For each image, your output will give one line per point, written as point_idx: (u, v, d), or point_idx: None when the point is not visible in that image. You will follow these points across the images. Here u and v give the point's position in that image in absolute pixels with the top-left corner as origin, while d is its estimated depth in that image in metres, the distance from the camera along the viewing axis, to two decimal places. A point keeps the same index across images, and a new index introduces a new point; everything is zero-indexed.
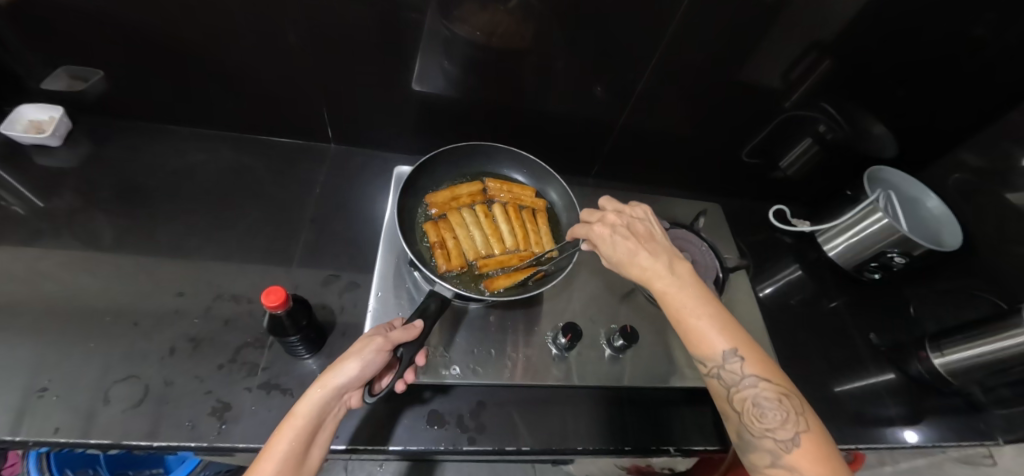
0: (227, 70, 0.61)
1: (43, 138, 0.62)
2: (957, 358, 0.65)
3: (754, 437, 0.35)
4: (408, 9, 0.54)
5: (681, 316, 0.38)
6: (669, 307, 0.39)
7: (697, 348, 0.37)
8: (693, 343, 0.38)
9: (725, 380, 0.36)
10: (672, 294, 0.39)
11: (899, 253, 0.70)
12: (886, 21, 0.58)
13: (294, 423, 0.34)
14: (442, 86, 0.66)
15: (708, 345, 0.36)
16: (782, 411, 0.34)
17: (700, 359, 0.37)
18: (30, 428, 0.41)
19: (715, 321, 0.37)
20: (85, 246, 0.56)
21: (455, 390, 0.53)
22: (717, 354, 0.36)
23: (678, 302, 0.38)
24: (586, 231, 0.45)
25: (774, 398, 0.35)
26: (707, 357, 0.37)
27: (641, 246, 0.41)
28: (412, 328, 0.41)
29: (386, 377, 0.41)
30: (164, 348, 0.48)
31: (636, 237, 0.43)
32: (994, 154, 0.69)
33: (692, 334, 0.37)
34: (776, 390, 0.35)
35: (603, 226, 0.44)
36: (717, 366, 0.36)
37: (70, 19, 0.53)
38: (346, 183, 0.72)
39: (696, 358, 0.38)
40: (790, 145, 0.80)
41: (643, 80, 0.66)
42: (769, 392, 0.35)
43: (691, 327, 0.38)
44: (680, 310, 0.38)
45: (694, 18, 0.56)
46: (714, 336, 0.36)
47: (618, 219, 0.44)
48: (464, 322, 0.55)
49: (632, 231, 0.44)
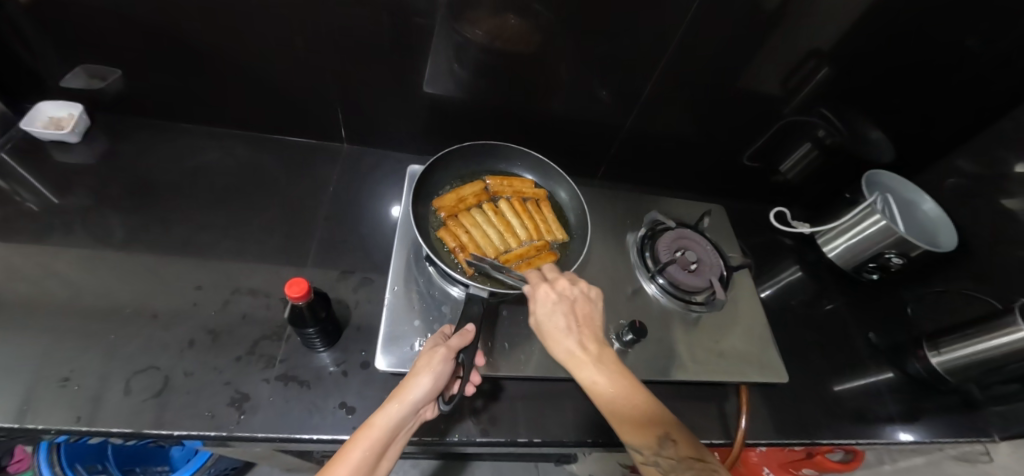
0: (242, 69, 0.63)
1: (63, 135, 0.63)
2: (954, 357, 0.66)
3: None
4: (423, 13, 0.56)
5: (610, 409, 0.38)
6: (598, 400, 0.39)
7: (632, 439, 0.38)
8: (629, 434, 0.38)
9: (662, 466, 0.37)
10: (601, 384, 0.39)
11: (897, 254, 0.72)
12: (881, 31, 0.61)
13: (372, 434, 0.34)
14: (453, 89, 0.68)
15: (641, 434, 0.37)
16: None
17: (637, 448, 0.38)
18: (53, 417, 0.42)
19: (642, 413, 0.38)
20: (102, 241, 0.57)
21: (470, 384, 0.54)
22: (652, 441, 0.37)
23: (607, 393, 0.39)
24: (534, 290, 0.45)
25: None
26: (645, 445, 0.38)
27: (576, 331, 0.42)
28: (467, 333, 0.42)
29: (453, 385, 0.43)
30: (184, 340, 0.49)
31: (575, 315, 0.43)
32: (988, 160, 0.71)
33: (625, 426, 0.38)
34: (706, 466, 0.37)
35: (550, 290, 0.44)
36: (652, 453, 0.37)
37: (90, 18, 0.55)
38: (358, 182, 0.73)
39: (631, 447, 0.38)
40: (790, 150, 0.82)
41: (648, 85, 0.68)
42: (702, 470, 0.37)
43: (624, 414, 0.38)
44: (609, 403, 0.38)
45: (698, 26, 0.59)
46: (643, 426, 0.37)
47: (569, 290, 0.45)
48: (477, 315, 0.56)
49: (575, 308, 0.44)
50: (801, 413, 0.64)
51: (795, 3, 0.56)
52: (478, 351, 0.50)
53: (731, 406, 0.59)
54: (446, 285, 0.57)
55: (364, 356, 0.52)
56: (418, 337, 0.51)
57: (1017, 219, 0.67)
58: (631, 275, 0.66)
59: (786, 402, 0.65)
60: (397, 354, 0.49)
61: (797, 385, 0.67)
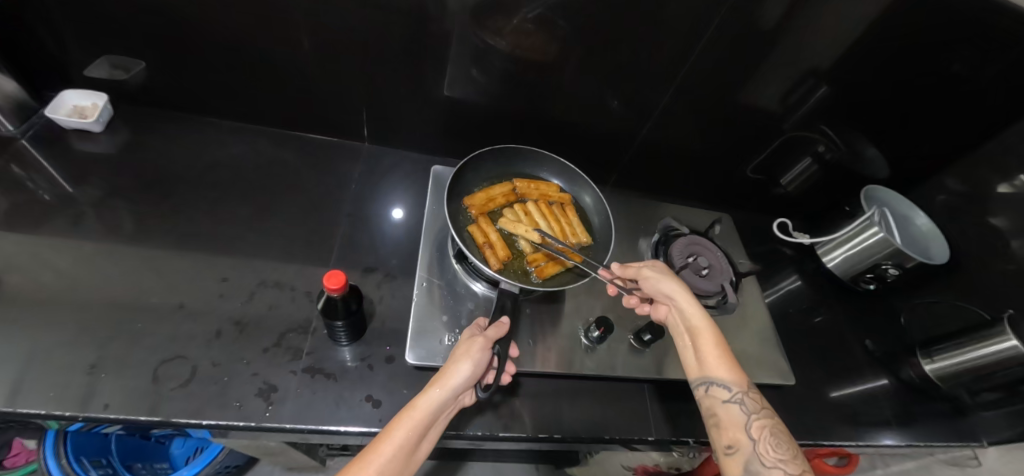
0: (266, 66, 0.64)
1: (87, 124, 0.63)
2: (945, 364, 0.71)
3: (767, 464, 0.39)
4: (450, 19, 0.58)
5: (706, 346, 0.47)
6: (703, 339, 0.47)
7: (724, 376, 0.44)
8: (727, 371, 0.44)
9: (744, 406, 0.43)
10: (709, 331, 0.48)
11: (893, 265, 0.75)
12: (878, 53, 0.65)
13: (415, 416, 0.36)
14: (473, 93, 0.70)
15: (733, 374, 0.44)
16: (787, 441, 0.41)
17: (726, 386, 0.44)
18: (82, 404, 0.42)
19: (735, 361, 0.46)
20: (122, 232, 0.57)
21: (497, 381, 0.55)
22: (741, 383, 0.44)
23: (712, 338, 0.47)
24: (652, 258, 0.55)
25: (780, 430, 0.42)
26: (737, 384, 0.44)
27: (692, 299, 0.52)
28: (502, 325, 0.45)
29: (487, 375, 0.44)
30: (211, 331, 0.50)
31: None
32: (975, 180, 0.76)
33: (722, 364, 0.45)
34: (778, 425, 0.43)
35: None
36: (738, 394, 0.43)
37: (118, 10, 0.55)
38: (378, 181, 0.75)
39: (723, 384, 0.44)
40: (792, 163, 0.86)
41: (661, 97, 0.71)
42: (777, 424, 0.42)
43: (727, 359, 0.46)
44: (712, 345, 0.46)
45: (710, 43, 0.62)
46: (736, 371, 0.45)
47: None
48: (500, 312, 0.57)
49: None
50: (801, 415, 0.67)
51: (799, 25, 0.60)
52: (512, 341, 0.52)
53: None
54: (469, 282, 0.58)
55: (389, 350, 0.53)
56: (445, 332, 0.52)
57: (1001, 235, 0.71)
58: None
59: (788, 405, 0.67)
60: (425, 348, 0.50)
61: (798, 390, 0.70)
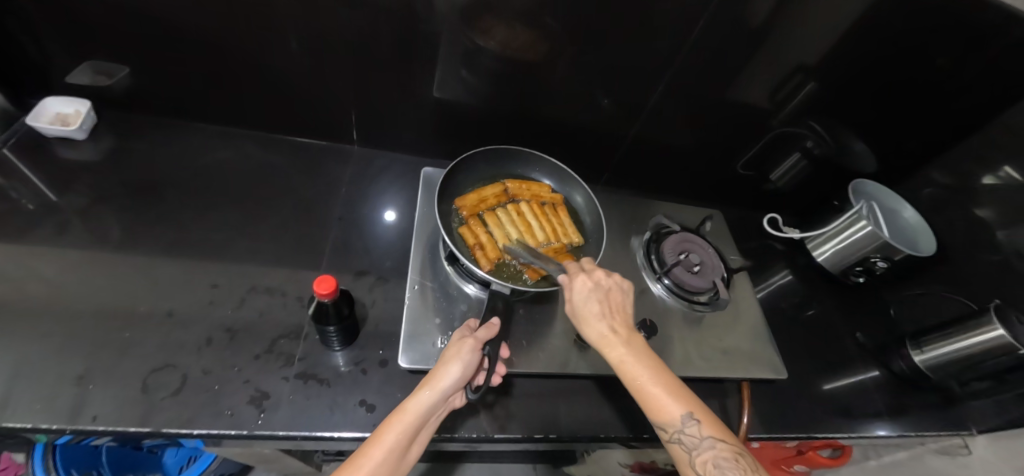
0: (253, 69, 0.63)
1: (70, 131, 0.62)
2: (935, 355, 0.70)
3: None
4: (438, 20, 0.58)
5: (638, 387, 0.41)
6: (628, 379, 0.41)
7: (658, 416, 0.39)
8: (652, 411, 0.39)
9: (686, 444, 0.38)
10: (633, 363, 0.41)
11: (881, 258, 0.76)
12: (864, 49, 0.66)
13: (405, 419, 0.35)
14: (462, 94, 0.69)
15: (667, 410, 0.39)
16: (739, 469, 0.37)
17: (661, 426, 0.39)
18: (70, 416, 0.41)
19: (669, 388, 0.40)
20: (107, 240, 0.56)
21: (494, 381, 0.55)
22: (676, 419, 0.38)
23: (637, 371, 0.41)
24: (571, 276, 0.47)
25: (731, 457, 0.37)
26: (667, 423, 0.39)
27: (608, 317, 0.44)
28: (492, 326, 0.45)
29: (478, 376, 0.44)
30: (202, 338, 0.50)
31: (606, 306, 0.45)
32: (960, 172, 0.77)
33: (652, 403, 0.39)
34: (731, 449, 0.38)
35: (582, 278, 0.46)
36: (677, 431, 0.38)
37: (100, 15, 0.55)
38: (369, 184, 0.74)
39: (656, 425, 0.39)
40: (781, 159, 0.87)
41: (650, 95, 0.71)
42: (725, 452, 0.37)
43: (651, 394, 0.40)
44: (640, 381, 0.40)
45: (697, 41, 0.62)
46: (670, 403, 0.39)
47: (603, 279, 0.47)
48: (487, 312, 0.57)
49: (610, 299, 0.46)
50: (794, 409, 0.67)
51: (785, 22, 0.61)
52: (505, 344, 0.53)
53: (733, 404, 0.62)
54: (461, 284, 0.58)
55: (382, 354, 0.53)
56: (438, 335, 0.52)
57: (986, 226, 0.72)
58: (637, 278, 0.68)
59: (781, 399, 0.68)
60: (418, 351, 0.50)
61: (791, 383, 0.71)
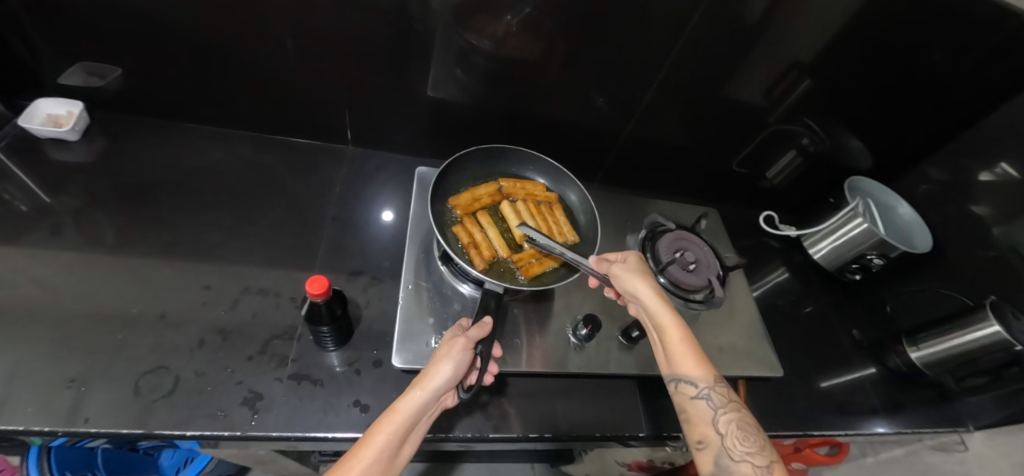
0: (246, 70, 0.63)
1: (62, 132, 0.62)
2: (932, 352, 0.70)
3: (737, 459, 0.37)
4: (431, 20, 0.57)
5: (672, 344, 0.45)
6: (670, 334, 0.46)
7: (694, 369, 0.43)
8: (691, 364, 0.43)
9: (712, 400, 0.41)
10: (681, 322, 0.47)
11: (877, 255, 0.77)
12: (859, 46, 0.66)
13: (396, 419, 0.35)
14: (457, 93, 0.69)
15: (700, 368, 0.43)
16: (755, 435, 0.39)
17: (691, 380, 0.42)
18: (60, 419, 0.41)
19: (703, 353, 0.45)
20: (99, 242, 0.56)
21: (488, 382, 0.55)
22: (709, 378, 0.42)
23: (683, 328, 0.46)
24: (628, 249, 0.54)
25: (748, 425, 0.40)
26: (702, 378, 0.42)
27: (655, 288, 0.50)
28: (484, 325, 0.44)
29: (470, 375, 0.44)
30: (193, 340, 0.49)
31: None
32: (956, 169, 0.77)
33: (689, 357, 0.44)
34: (748, 418, 0.41)
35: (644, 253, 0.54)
36: (706, 387, 0.42)
37: (91, 16, 0.54)
38: (364, 184, 0.74)
39: (688, 378, 0.43)
40: (777, 157, 0.87)
41: (645, 94, 0.71)
42: (744, 418, 0.40)
43: (693, 353, 0.44)
44: (682, 336, 0.45)
45: (692, 39, 0.62)
46: (704, 364, 0.43)
47: None
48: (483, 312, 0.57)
49: None
50: (790, 406, 0.67)
51: (780, 20, 0.61)
52: (495, 342, 0.52)
53: None
54: (456, 284, 0.58)
55: (377, 354, 0.53)
56: (432, 335, 0.52)
57: (982, 222, 0.72)
58: None
59: (777, 396, 0.68)
60: (412, 351, 0.50)
61: (787, 381, 0.71)
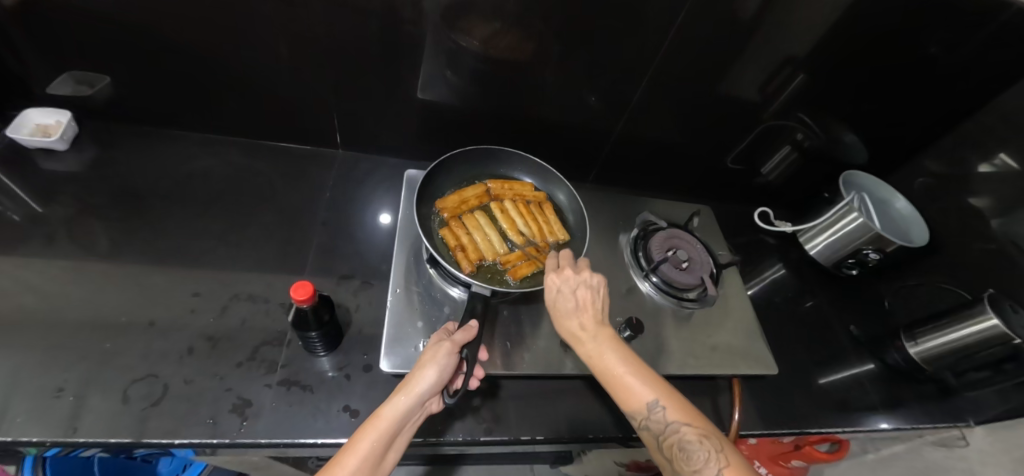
0: (234, 76, 0.63)
1: (51, 142, 0.62)
2: (931, 346, 0.70)
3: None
4: (417, 22, 0.57)
5: (605, 376, 0.42)
6: (599, 371, 0.42)
7: (627, 405, 0.40)
8: (622, 400, 0.40)
9: (653, 429, 0.39)
10: (603, 355, 0.42)
11: (873, 250, 0.76)
12: (852, 40, 0.65)
13: (380, 425, 0.35)
14: (446, 95, 0.69)
15: (634, 399, 0.39)
16: (705, 451, 0.37)
17: (631, 413, 0.40)
18: (48, 429, 0.41)
19: (636, 378, 0.40)
20: (88, 252, 0.56)
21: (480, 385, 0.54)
22: (643, 407, 0.39)
23: (607, 364, 0.42)
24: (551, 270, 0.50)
25: (697, 440, 0.38)
26: (636, 410, 0.40)
27: (580, 311, 0.45)
28: (469, 329, 0.44)
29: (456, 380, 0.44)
30: (183, 347, 0.49)
31: (582, 302, 0.46)
32: (952, 162, 0.77)
33: (620, 392, 0.40)
34: (697, 432, 0.38)
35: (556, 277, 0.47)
36: (644, 419, 0.39)
37: (78, 26, 0.55)
38: (355, 188, 0.74)
39: (626, 412, 0.41)
40: (770, 153, 0.86)
41: (636, 91, 0.70)
42: (691, 435, 0.38)
43: (620, 384, 0.41)
44: (609, 371, 0.41)
45: (682, 36, 0.62)
46: (637, 394, 0.40)
47: (577, 278, 0.47)
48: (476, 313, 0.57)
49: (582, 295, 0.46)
50: (789, 404, 0.67)
51: (771, 15, 0.60)
52: (482, 346, 0.52)
53: (725, 400, 0.62)
54: (445, 287, 0.58)
55: (367, 359, 0.53)
56: (421, 338, 0.52)
57: (981, 215, 0.72)
58: (625, 276, 0.68)
59: (775, 394, 0.67)
60: (401, 355, 0.50)
61: (785, 378, 0.70)
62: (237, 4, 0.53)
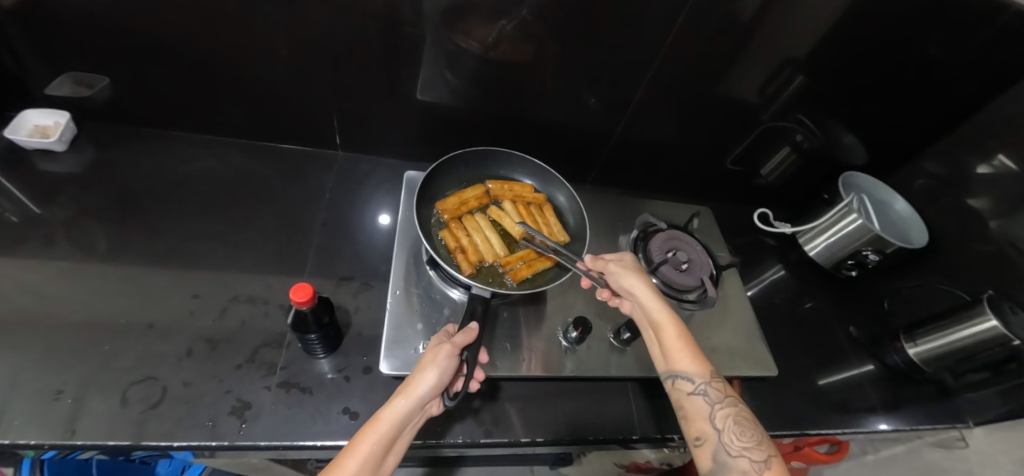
0: (233, 77, 0.63)
1: (49, 143, 0.62)
2: (929, 347, 0.70)
3: (732, 455, 0.39)
4: (417, 23, 0.57)
5: (670, 341, 0.47)
6: (668, 332, 0.47)
7: (690, 368, 0.44)
8: (689, 361, 0.45)
9: (710, 396, 0.43)
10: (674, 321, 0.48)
11: (873, 251, 0.76)
12: (855, 38, 0.65)
13: (379, 428, 0.35)
14: (446, 96, 0.69)
15: (699, 363, 0.45)
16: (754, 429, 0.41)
17: (690, 376, 0.44)
18: (46, 431, 0.40)
19: (700, 350, 0.46)
20: (86, 253, 0.56)
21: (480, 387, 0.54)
22: (708, 373, 0.44)
23: (676, 326, 0.47)
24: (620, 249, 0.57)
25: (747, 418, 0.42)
26: (700, 373, 0.44)
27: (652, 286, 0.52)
28: (470, 331, 0.44)
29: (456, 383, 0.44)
30: (182, 350, 0.49)
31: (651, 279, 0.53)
32: (952, 163, 0.77)
33: (686, 355, 0.45)
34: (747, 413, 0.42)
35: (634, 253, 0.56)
36: (703, 383, 0.43)
37: (76, 27, 0.54)
38: (353, 189, 0.74)
39: (687, 374, 0.44)
40: (770, 154, 0.86)
41: (636, 93, 0.70)
42: (743, 412, 0.42)
43: (686, 348, 0.46)
44: (677, 332, 0.47)
45: (682, 37, 0.62)
46: (700, 359, 0.45)
47: None
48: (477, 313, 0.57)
49: None
50: (789, 405, 0.67)
51: (771, 16, 0.60)
52: (481, 348, 0.52)
53: None
54: (445, 288, 0.58)
55: (366, 361, 0.53)
56: (420, 340, 0.52)
57: (981, 216, 0.72)
58: None
59: (775, 396, 0.67)
60: (400, 357, 0.50)
61: (785, 380, 0.70)
62: (236, 5, 0.53)
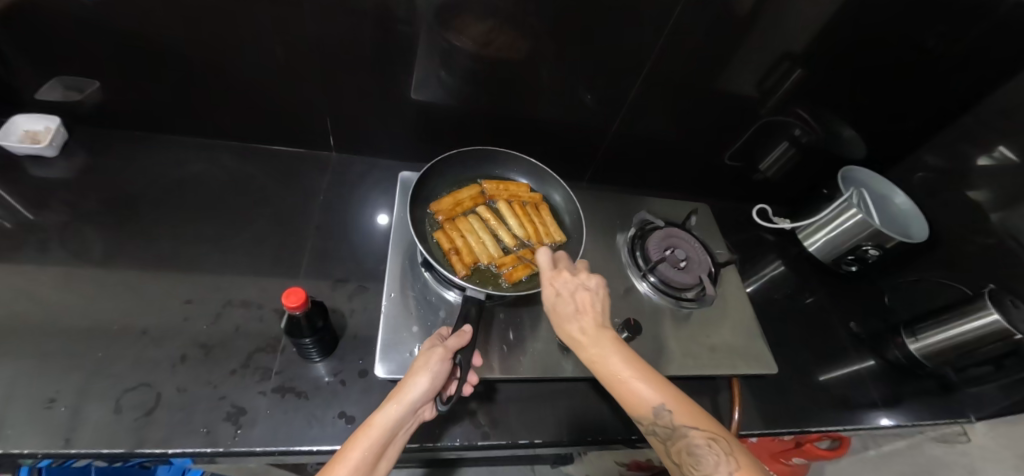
0: (225, 79, 0.62)
1: (40, 149, 0.62)
2: (931, 342, 0.69)
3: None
4: (409, 22, 0.56)
5: (610, 384, 0.41)
6: (601, 375, 0.42)
7: (632, 410, 0.39)
8: (628, 405, 0.40)
9: (661, 434, 0.38)
10: (605, 360, 0.41)
11: (873, 246, 0.76)
12: (860, 26, 0.63)
13: (371, 433, 0.35)
14: (440, 95, 0.68)
15: (639, 403, 0.39)
16: (715, 455, 0.36)
17: (638, 418, 0.39)
18: (39, 440, 0.40)
19: (638, 381, 0.40)
20: (78, 260, 0.55)
21: (478, 389, 0.54)
22: (649, 411, 0.38)
23: (606, 367, 0.41)
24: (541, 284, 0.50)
25: (706, 443, 0.36)
26: (642, 415, 0.39)
27: (578, 317, 0.45)
28: (463, 334, 0.44)
29: (449, 387, 0.44)
30: (176, 356, 0.49)
31: (577, 308, 0.45)
32: (952, 156, 0.76)
33: (624, 397, 0.40)
34: (706, 434, 0.37)
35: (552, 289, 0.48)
36: (651, 423, 0.38)
37: (64, 31, 0.54)
38: (348, 191, 0.73)
39: (633, 418, 0.40)
40: (768, 149, 0.85)
41: (633, 89, 0.70)
42: (700, 438, 0.37)
43: (622, 388, 0.40)
44: (609, 374, 0.41)
45: (680, 33, 0.61)
46: (639, 394, 0.39)
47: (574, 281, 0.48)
48: (485, 316, 0.57)
49: (579, 299, 0.46)
50: (789, 402, 0.66)
51: (770, 9, 0.59)
52: (476, 351, 0.51)
53: (724, 399, 0.63)
54: (441, 290, 0.58)
55: (362, 364, 0.53)
56: (416, 343, 0.51)
57: (981, 209, 0.72)
58: (623, 276, 0.67)
59: (775, 393, 0.67)
60: (396, 360, 0.49)
61: (786, 377, 0.69)
62: (227, 6, 0.52)
